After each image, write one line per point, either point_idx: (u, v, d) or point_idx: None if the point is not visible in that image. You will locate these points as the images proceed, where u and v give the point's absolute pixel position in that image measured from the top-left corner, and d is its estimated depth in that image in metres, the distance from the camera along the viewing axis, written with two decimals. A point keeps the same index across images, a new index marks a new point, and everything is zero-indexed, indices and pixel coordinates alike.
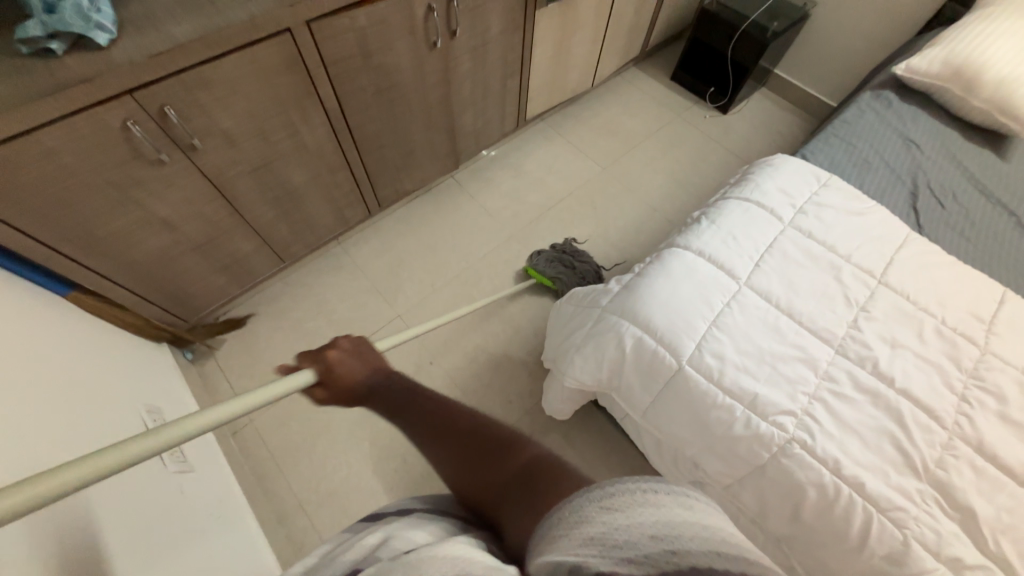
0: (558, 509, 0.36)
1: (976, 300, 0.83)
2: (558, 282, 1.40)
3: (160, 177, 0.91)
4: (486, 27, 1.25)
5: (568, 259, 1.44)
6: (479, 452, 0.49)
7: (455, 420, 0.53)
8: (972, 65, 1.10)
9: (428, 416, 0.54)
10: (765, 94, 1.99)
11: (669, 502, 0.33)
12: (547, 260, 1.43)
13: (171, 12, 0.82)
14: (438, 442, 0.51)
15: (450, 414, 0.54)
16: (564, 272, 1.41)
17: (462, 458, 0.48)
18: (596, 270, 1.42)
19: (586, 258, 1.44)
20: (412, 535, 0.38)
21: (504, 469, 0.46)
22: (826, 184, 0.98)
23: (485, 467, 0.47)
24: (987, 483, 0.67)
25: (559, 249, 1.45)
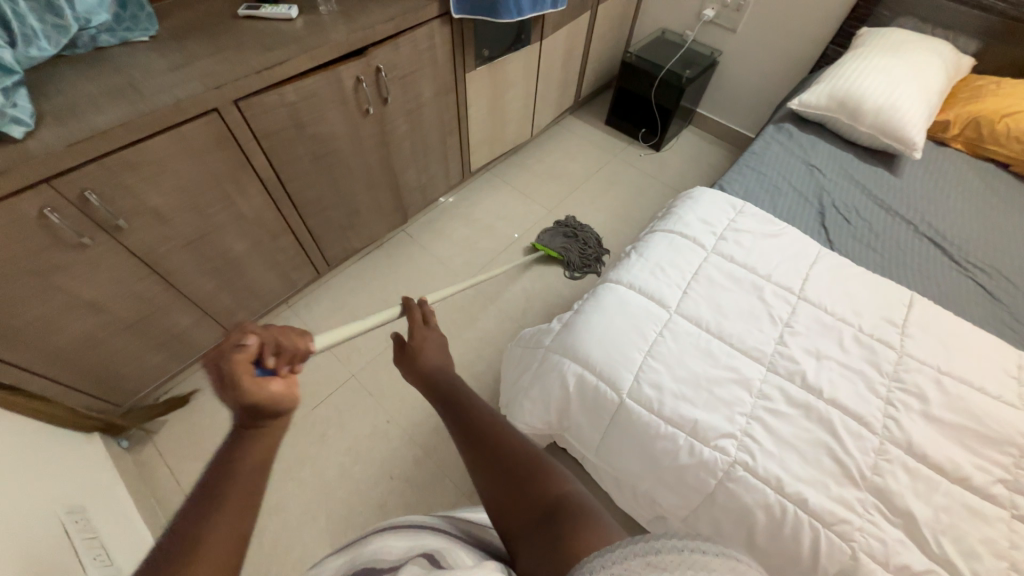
0: (592, 556, 0.34)
1: (888, 306, 0.89)
2: (566, 250, 1.62)
3: (84, 260, 0.89)
4: (418, 91, 1.32)
5: (570, 233, 1.67)
6: (515, 468, 0.48)
7: (495, 432, 0.53)
8: (853, 96, 1.23)
9: (471, 424, 0.54)
10: (692, 131, 2.16)
11: (718, 565, 0.31)
12: (550, 236, 1.66)
13: (95, 101, 0.84)
14: (476, 450, 0.51)
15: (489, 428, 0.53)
16: (567, 243, 1.64)
17: (494, 476, 0.48)
18: (595, 237, 1.66)
19: (584, 229, 1.68)
20: (414, 542, 0.42)
21: (535, 494, 0.45)
22: (741, 211, 1.05)
23: (517, 487, 0.46)
24: (922, 484, 0.68)
25: (561, 226, 1.68)
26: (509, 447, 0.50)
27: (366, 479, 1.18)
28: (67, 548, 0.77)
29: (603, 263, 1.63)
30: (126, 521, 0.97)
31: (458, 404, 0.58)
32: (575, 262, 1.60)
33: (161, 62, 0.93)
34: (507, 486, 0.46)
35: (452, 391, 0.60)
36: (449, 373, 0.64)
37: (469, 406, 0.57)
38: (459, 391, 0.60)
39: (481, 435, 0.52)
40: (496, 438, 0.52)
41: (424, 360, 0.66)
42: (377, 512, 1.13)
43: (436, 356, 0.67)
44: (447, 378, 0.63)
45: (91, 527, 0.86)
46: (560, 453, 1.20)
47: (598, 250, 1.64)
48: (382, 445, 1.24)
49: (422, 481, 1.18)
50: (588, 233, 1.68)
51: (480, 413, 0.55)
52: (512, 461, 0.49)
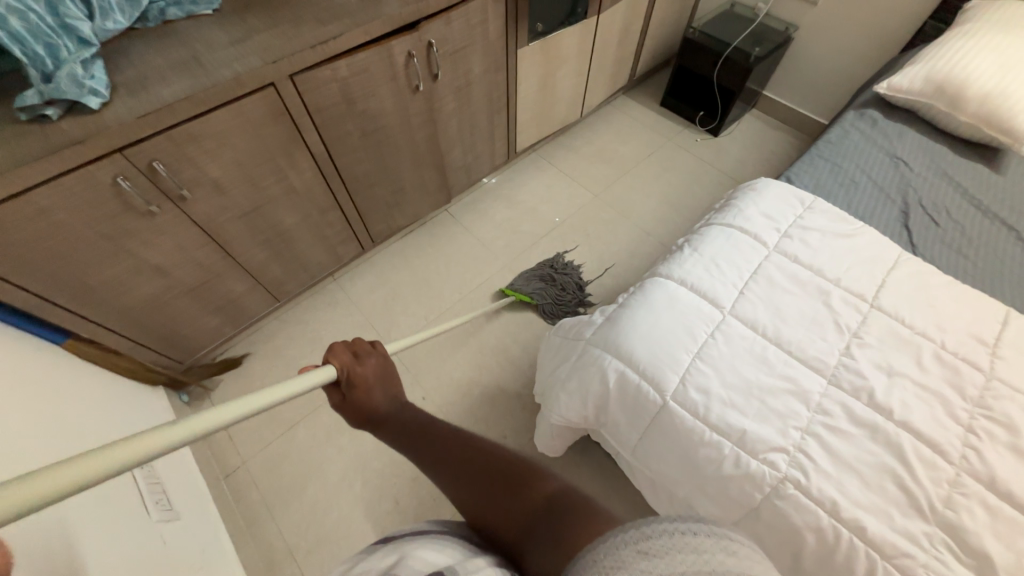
0: (586, 551, 0.31)
1: (978, 322, 0.79)
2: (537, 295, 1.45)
3: (150, 227, 0.94)
4: (468, 68, 1.29)
5: (547, 275, 1.48)
6: (500, 479, 0.46)
7: (472, 449, 0.50)
8: (956, 80, 1.08)
9: (442, 445, 0.51)
10: (756, 115, 2.00)
11: (712, 545, 0.28)
12: (524, 279, 1.47)
13: (162, 74, 0.87)
14: (449, 472, 0.48)
15: (458, 446, 0.50)
16: (541, 285, 1.46)
17: (477, 490, 0.46)
18: (575, 281, 1.47)
19: (567, 272, 1.49)
20: (429, 553, 0.38)
21: (526, 499, 0.43)
22: (811, 207, 0.96)
23: (504, 497, 0.44)
24: (1004, 525, 0.61)
25: (539, 268, 1.49)
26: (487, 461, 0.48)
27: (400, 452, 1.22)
28: (134, 491, 0.84)
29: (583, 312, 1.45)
30: (184, 471, 1.05)
31: (416, 430, 0.52)
32: (547, 311, 1.44)
33: (223, 35, 0.94)
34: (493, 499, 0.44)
35: (403, 419, 0.54)
36: (400, 403, 0.56)
37: (434, 429, 0.52)
38: (414, 416, 0.54)
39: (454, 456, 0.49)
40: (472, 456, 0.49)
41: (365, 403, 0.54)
42: (409, 485, 1.17)
43: (377, 393, 0.55)
44: (391, 408, 0.54)
45: (155, 475, 0.94)
46: (591, 445, 1.18)
47: (575, 298, 1.45)
48: None
49: None
50: (570, 278, 1.48)
51: (448, 435, 0.52)
52: (494, 471, 0.47)
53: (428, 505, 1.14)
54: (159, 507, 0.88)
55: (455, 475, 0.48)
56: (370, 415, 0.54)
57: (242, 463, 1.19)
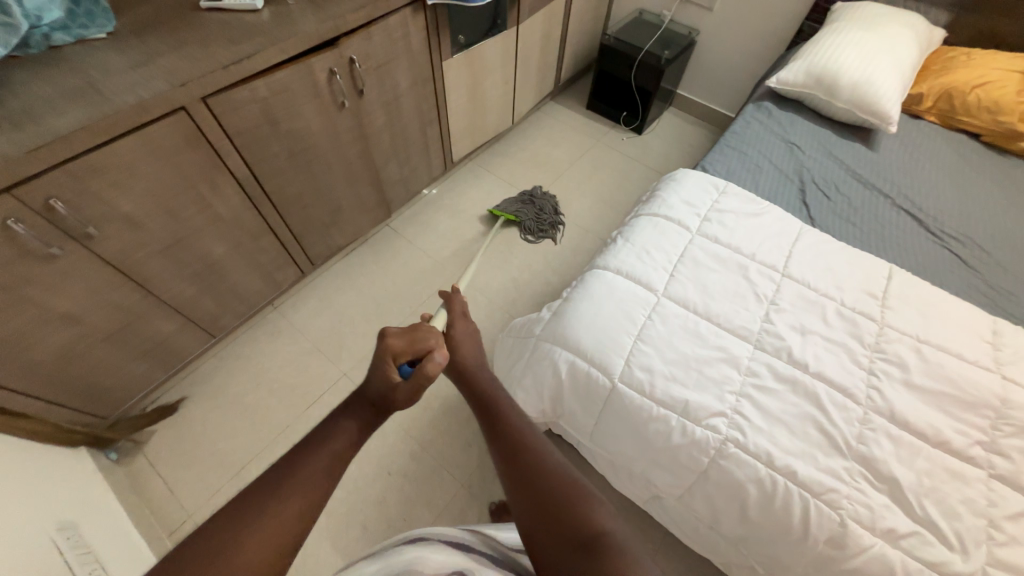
0: None
1: (869, 280, 0.90)
2: (520, 214, 1.67)
3: (54, 271, 0.85)
4: (394, 82, 1.29)
5: (527, 197, 1.72)
6: (549, 494, 0.45)
7: (534, 450, 0.49)
8: (831, 72, 1.24)
9: (510, 434, 0.51)
10: (673, 112, 2.16)
11: None
12: (506, 201, 1.71)
13: (53, 104, 0.80)
14: (510, 466, 0.48)
15: (525, 443, 0.49)
16: (523, 207, 1.69)
17: (528, 499, 0.45)
18: (552, 203, 1.70)
19: (543, 197, 1.72)
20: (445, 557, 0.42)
21: (565, 523, 0.42)
22: (724, 191, 1.06)
23: (549, 515, 0.43)
24: (905, 450, 0.71)
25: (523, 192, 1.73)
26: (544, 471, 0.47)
27: (364, 475, 1.18)
28: (59, 563, 0.76)
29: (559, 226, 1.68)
30: (120, 533, 0.96)
31: (493, 414, 0.54)
32: (529, 226, 1.66)
33: (122, 60, 0.89)
34: (536, 514, 0.44)
35: (488, 396, 0.55)
36: (491, 376, 0.59)
37: (510, 415, 0.53)
38: (497, 397, 0.56)
39: (516, 452, 0.49)
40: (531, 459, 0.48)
41: (462, 357, 0.60)
42: (377, 508, 1.14)
43: (473, 350, 0.62)
44: (481, 381, 0.58)
45: (84, 542, 0.85)
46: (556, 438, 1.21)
47: (554, 217, 1.69)
48: (377, 443, 1.23)
49: (419, 474, 1.19)
50: (547, 200, 1.71)
51: (520, 427, 0.51)
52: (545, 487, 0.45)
53: (399, 525, 1.11)
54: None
55: (514, 474, 0.48)
56: (465, 379, 0.58)
57: (189, 515, 1.10)
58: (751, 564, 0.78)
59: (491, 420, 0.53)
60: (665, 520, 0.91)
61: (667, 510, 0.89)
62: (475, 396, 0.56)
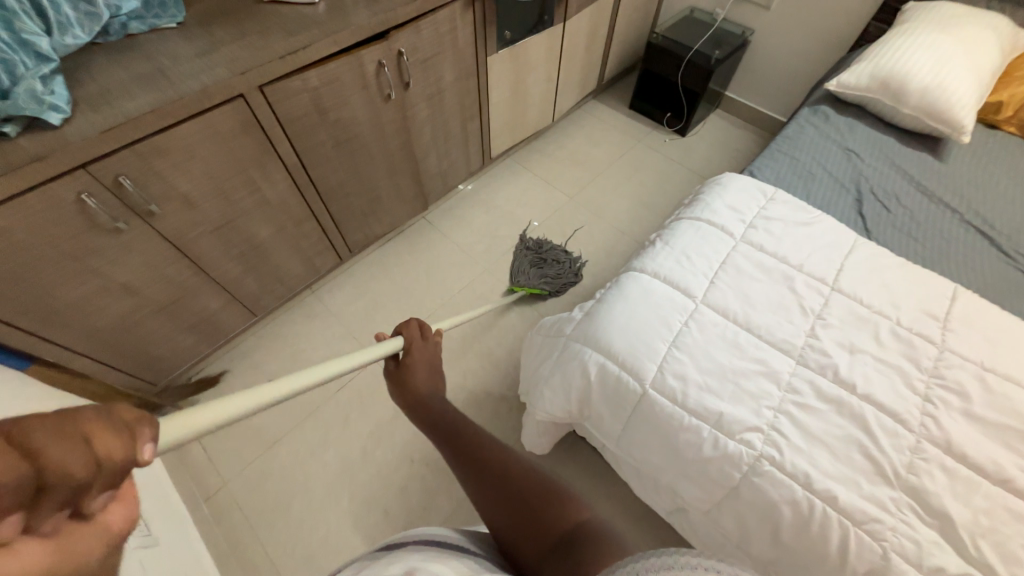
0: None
1: (929, 299, 0.84)
2: (543, 279, 1.50)
3: (117, 244, 0.92)
4: (439, 76, 1.31)
5: (537, 258, 1.54)
6: (522, 499, 0.47)
7: (502, 462, 0.51)
8: (898, 75, 1.16)
9: (474, 448, 0.52)
10: (720, 115, 2.08)
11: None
12: (524, 275, 1.49)
13: (125, 87, 0.85)
14: (478, 481, 0.49)
15: (489, 455, 0.51)
16: (542, 269, 1.52)
17: (503, 504, 0.47)
18: (561, 249, 1.57)
19: (548, 249, 1.57)
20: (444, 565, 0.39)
21: (544, 523, 0.44)
22: (772, 198, 1.01)
23: (525, 518, 0.45)
24: (961, 485, 0.66)
25: (531, 252, 1.54)
26: (515, 477, 0.49)
27: (388, 461, 1.21)
28: None
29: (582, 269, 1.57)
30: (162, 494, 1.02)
31: (454, 430, 0.54)
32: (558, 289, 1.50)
33: (188, 48, 0.94)
34: (512, 517, 0.45)
35: (445, 416, 0.55)
36: (442, 396, 0.58)
37: (470, 431, 0.53)
38: (452, 416, 0.55)
39: (485, 464, 0.50)
40: (501, 468, 0.50)
41: (410, 384, 0.58)
42: (398, 494, 1.16)
43: (424, 371, 0.60)
44: (437, 399, 0.57)
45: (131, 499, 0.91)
46: (578, 441, 1.19)
47: (571, 261, 1.55)
48: (403, 431, 1.26)
49: (441, 464, 1.20)
50: (553, 251, 1.57)
51: (483, 442, 0.52)
52: (519, 490, 0.47)
53: (419, 512, 1.13)
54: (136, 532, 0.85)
55: (483, 485, 0.49)
56: (416, 403, 0.57)
57: (224, 483, 1.16)
58: None
59: (449, 441, 0.53)
60: (688, 534, 0.89)
61: (691, 523, 0.86)
62: (430, 416, 0.56)
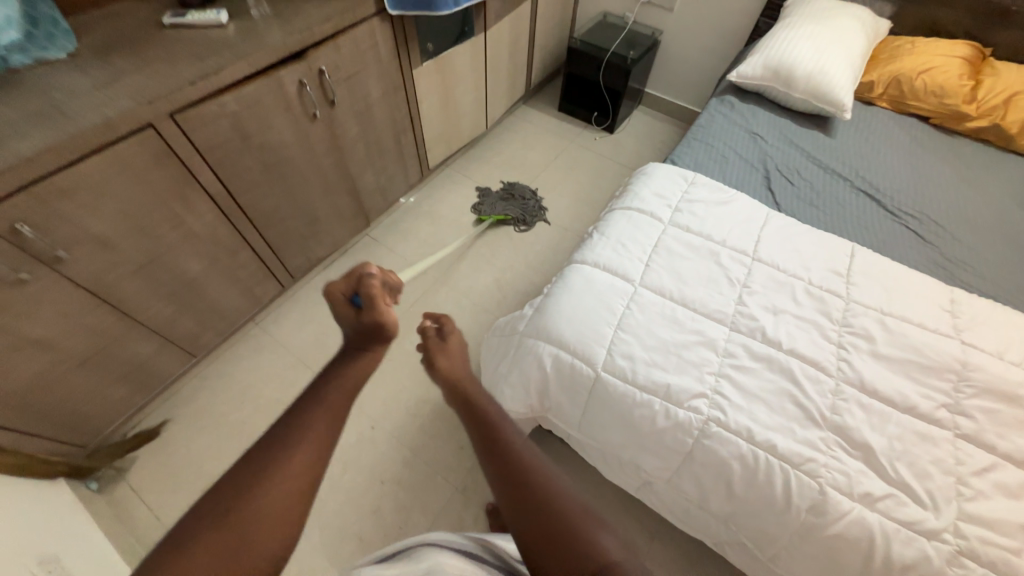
0: None
1: (833, 258, 0.95)
2: (508, 212, 1.75)
3: (21, 298, 0.83)
4: (365, 91, 1.30)
5: (505, 195, 1.80)
6: (560, 522, 0.44)
7: (545, 476, 0.48)
8: (786, 64, 1.30)
9: (515, 458, 0.50)
10: (643, 111, 2.21)
11: None
12: (492, 205, 1.76)
13: (15, 127, 0.79)
14: (513, 495, 0.47)
15: (528, 469, 0.49)
16: (508, 205, 1.77)
17: (534, 525, 0.44)
18: (529, 189, 1.82)
19: (515, 188, 1.82)
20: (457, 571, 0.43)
21: (581, 553, 0.42)
22: (693, 182, 1.10)
23: (562, 545, 0.43)
24: (876, 417, 0.74)
25: (501, 191, 1.81)
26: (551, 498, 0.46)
27: (356, 487, 1.17)
28: None
29: (546, 209, 1.80)
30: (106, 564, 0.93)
31: (498, 438, 0.52)
32: (520, 219, 1.74)
33: (84, 80, 0.88)
34: (546, 541, 0.43)
35: (491, 423, 0.54)
36: (491, 403, 0.57)
37: (514, 440, 0.52)
38: (498, 424, 0.54)
39: (525, 479, 0.48)
40: (541, 485, 0.47)
41: (460, 383, 0.60)
42: (372, 518, 1.13)
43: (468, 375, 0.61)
44: (487, 402, 0.57)
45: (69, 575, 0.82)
46: (545, 435, 1.22)
47: (535, 202, 1.79)
48: (369, 453, 1.22)
49: (413, 481, 1.19)
50: (520, 190, 1.82)
51: (522, 454, 0.50)
52: (552, 514, 0.45)
53: (395, 534, 1.11)
54: None
55: (518, 502, 0.46)
56: (467, 405, 0.57)
57: None
58: (741, 540, 0.79)
59: (492, 446, 0.52)
60: (657, 506, 0.93)
61: (657, 495, 0.91)
62: (478, 419, 0.55)
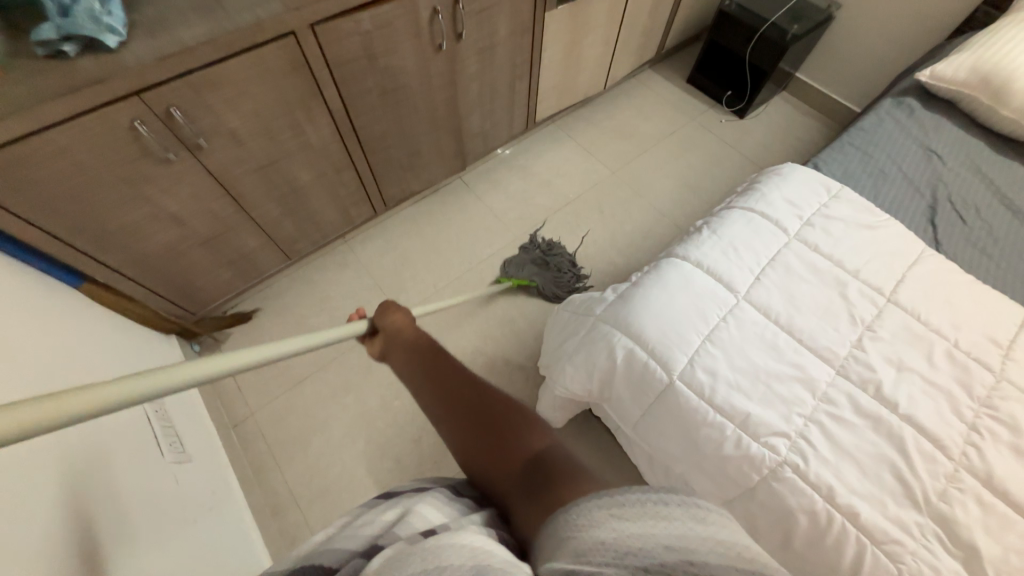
0: (559, 513, 0.33)
1: (994, 324, 0.78)
2: (535, 279, 1.42)
3: (166, 175, 0.93)
4: (493, 29, 1.24)
5: (543, 256, 1.44)
6: (492, 433, 0.46)
7: (475, 396, 0.50)
8: (1003, 71, 1.03)
9: (447, 388, 0.52)
10: (785, 98, 1.93)
11: (684, 515, 0.30)
12: (518, 266, 1.43)
13: (182, 14, 0.84)
14: (448, 425, 0.49)
15: (465, 389, 0.51)
16: (537, 272, 1.43)
17: (475, 438, 0.46)
18: (571, 259, 1.44)
19: (557, 252, 1.44)
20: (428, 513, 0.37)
21: (511, 455, 0.43)
22: (836, 196, 0.94)
23: (493, 451, 0.44)
24: (995, 520, 0.63)
25: (539, 247, 1.45)
26: (491, 410, 0.48)
27: (405, 415, 1.24)
28: (149, 432, 0.90)
29: (583, 289, 1.44)
30: (193, 419, 1.09)
31: (433, 373, 0.54)
32: (547, 294, 1.42)
33: None
34: (480, 454, 0.45)
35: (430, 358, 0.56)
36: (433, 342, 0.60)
37: (444, 371, 0.54)
38: (436, 357, 0.56)
39: (457, 405, 0.49)
40: (473, 406, 0.49)
41: (403, 335, 0.62)
42: (411, 446, 1.21)
43: (404, 325, 0.64)
44: (422, 343, 0.60)
45: (168, 419, 0.99)
46: (590, 420, 1.20)
47: (574, 275, 1.43)
48: None
49: None
50: (562, 256, 1.44)
51: (458, 381, 0.52)
52: (493, 421, 0.47)
53: (430, 466, 1.17)
54: (172, 449, 0.94)
55: (455, 421, 0.48)
56: (404, 350, 0.60)
57: (251, 414, 1.23)
58: None
59: (429, 379, 0.54)
60: None
61: None
62: (416, 362, 0.57)
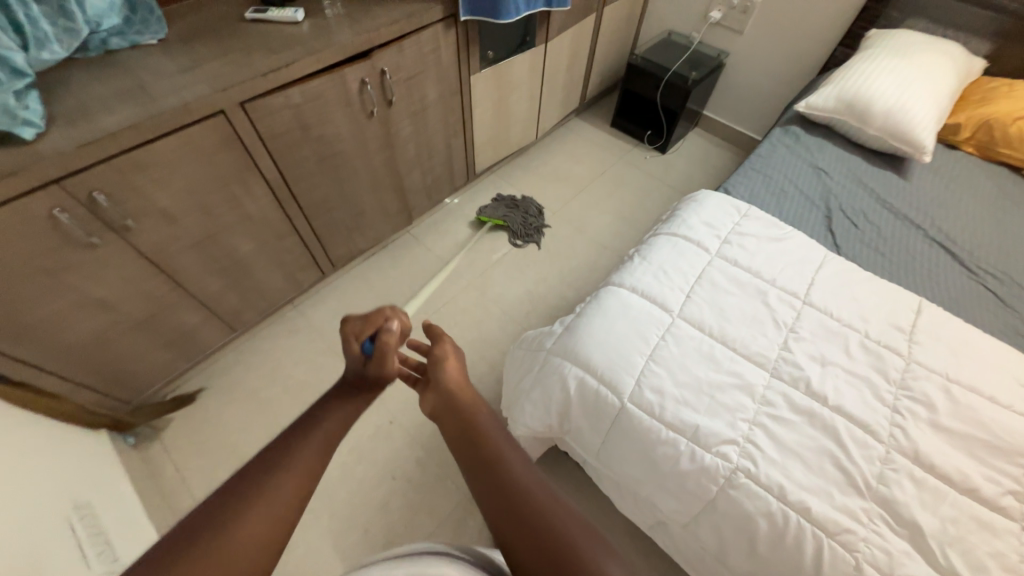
0: None
1: (897, 312, 0.87)
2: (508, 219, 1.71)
3: (92, 260, 0.90)
4: (423, 94, 1.33)
5: (511, 204, 1.76)
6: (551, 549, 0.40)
7: (536, 496, 0.44)
8: (863, 98, 1.22)
9: (509, 476, 0.46)
10: (698, 133, 2.15)
11: None
12: (494, 207, 1.73)
13: (106, 103, 0.85)
14: (507, 516, 0.43)
15: (524, 486, 0.45)
16: (509, 212, 1.73)
17: (531, 549, 0.40)
18: (535, 207, 1.77)
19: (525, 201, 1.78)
20: None
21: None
22: (745, 214, 1.04)
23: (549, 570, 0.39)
24: (929, 494, 0.67)
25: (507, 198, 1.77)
26: (549, 520, 0.42)
27: (370, 480, 1.18)
28: (73, 543, 0.80)
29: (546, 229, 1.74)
30: (129, 520, 0.98)
31: (491, 457, 0.48)
32: (516, 230, 1.69)
33: (169, 64, 0.94)
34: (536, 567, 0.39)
35: (487, 437, 0.50)
36: (490, 415, 0.53)
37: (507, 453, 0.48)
38: (494, 437, 0.50)
39: (522, 499, 0.43)
40: (538, 507, 0.43)
41: (457, 396, 0.55)
42: (378, 512, 1.14)
43: (463, 382, 0.57)
44: (479, 416, 0.52)
45: (97, 523, 0.88)
46: (560, 457, 1.19)
47: (538, 220, 1.74)
48: (383, 447, 1.24)
49: (423, 482, 1.18)
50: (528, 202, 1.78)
51: (518, 473, 0.46)
52: (550, 534, 0.41)
53: (400, 532, 1.11)
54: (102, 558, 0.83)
55: (511, 521, 0.42)
56: (460, 414, 0.53)
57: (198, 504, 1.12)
58: None
59: (487, 462, 0.47)
60: (671, 550, 0.88)
61: (672, 538, 0.86)
62: (472, 436, 0.50)
